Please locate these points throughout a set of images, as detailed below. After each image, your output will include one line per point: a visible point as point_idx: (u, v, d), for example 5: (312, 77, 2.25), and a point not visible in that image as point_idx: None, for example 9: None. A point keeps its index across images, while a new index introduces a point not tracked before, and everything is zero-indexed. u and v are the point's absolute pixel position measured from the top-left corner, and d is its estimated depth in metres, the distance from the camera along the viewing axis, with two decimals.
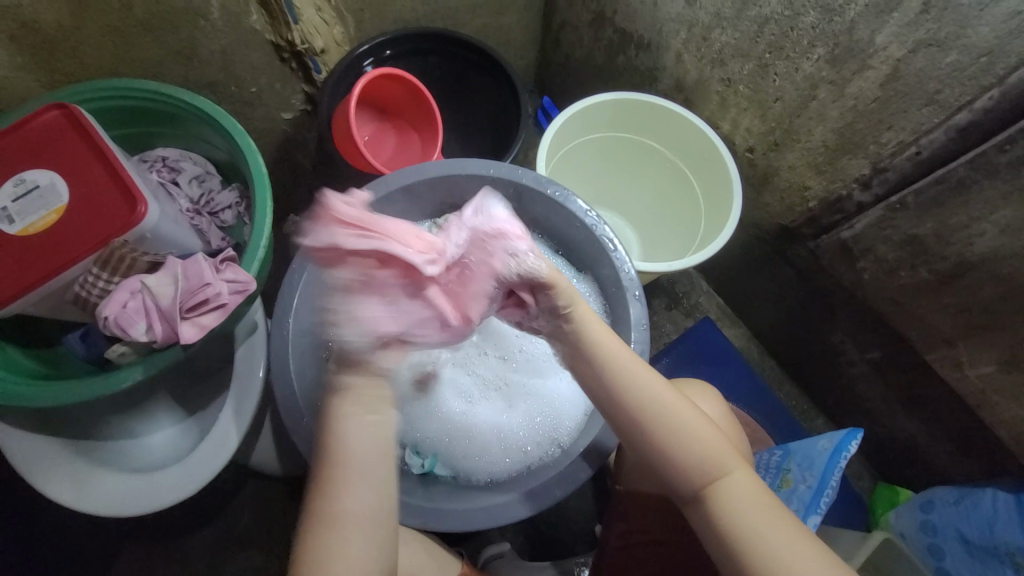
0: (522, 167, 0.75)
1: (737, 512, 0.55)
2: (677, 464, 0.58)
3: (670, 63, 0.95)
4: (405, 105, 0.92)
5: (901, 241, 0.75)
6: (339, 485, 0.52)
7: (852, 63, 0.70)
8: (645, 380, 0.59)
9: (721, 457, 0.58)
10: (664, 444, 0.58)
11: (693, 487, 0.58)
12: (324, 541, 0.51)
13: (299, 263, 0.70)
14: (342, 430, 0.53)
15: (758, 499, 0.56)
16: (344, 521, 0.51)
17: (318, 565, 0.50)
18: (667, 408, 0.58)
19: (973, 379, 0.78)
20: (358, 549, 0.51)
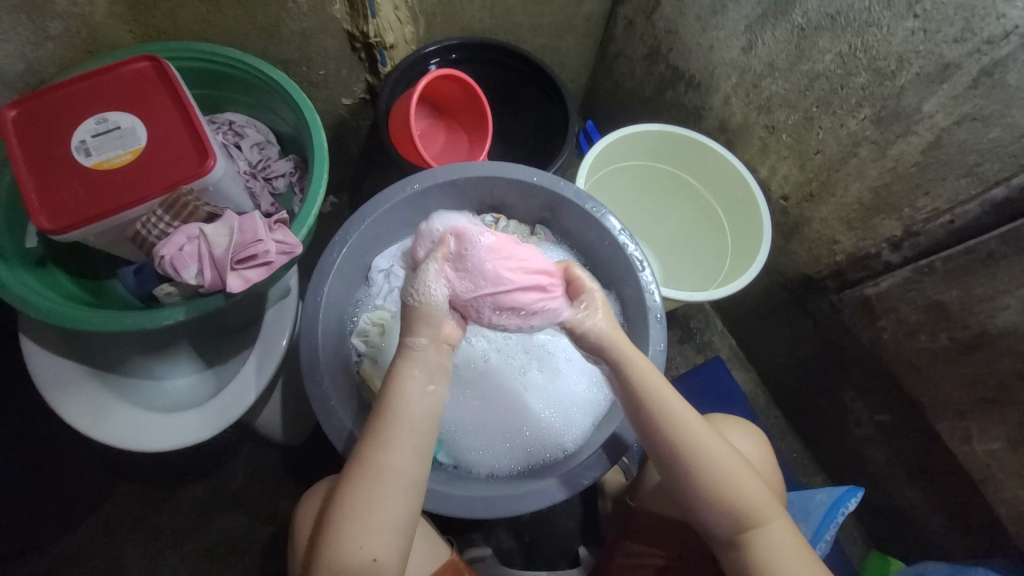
0: (564, 179, 0.78)
1: (768, 559, 0.57)
2: (717, 509, 0.58)
3: (718, 105, 0.98)
4: (460, 107, 0.96)
5: (924, 304, 0.76)
6: (388, 443, 0.54)
7: (896, 127, 0.73)
8: (697, 428, 0.59)
9: (764, 506, 0.58)
10: (705, 491, 0.58)
11: (731, 530, 0.58)
12: (357, 479, 0.53)
13: (342, 236, 0.73)
14: (405, 395, 0.55)
15: (792, 551, 0.57)
16: (389, 478, 0.53)
17: (350, 519, 0.52)
18: (718, 456, 0.59)
19: (980, 455, 0.78)
20: (391, 505, 0.53)
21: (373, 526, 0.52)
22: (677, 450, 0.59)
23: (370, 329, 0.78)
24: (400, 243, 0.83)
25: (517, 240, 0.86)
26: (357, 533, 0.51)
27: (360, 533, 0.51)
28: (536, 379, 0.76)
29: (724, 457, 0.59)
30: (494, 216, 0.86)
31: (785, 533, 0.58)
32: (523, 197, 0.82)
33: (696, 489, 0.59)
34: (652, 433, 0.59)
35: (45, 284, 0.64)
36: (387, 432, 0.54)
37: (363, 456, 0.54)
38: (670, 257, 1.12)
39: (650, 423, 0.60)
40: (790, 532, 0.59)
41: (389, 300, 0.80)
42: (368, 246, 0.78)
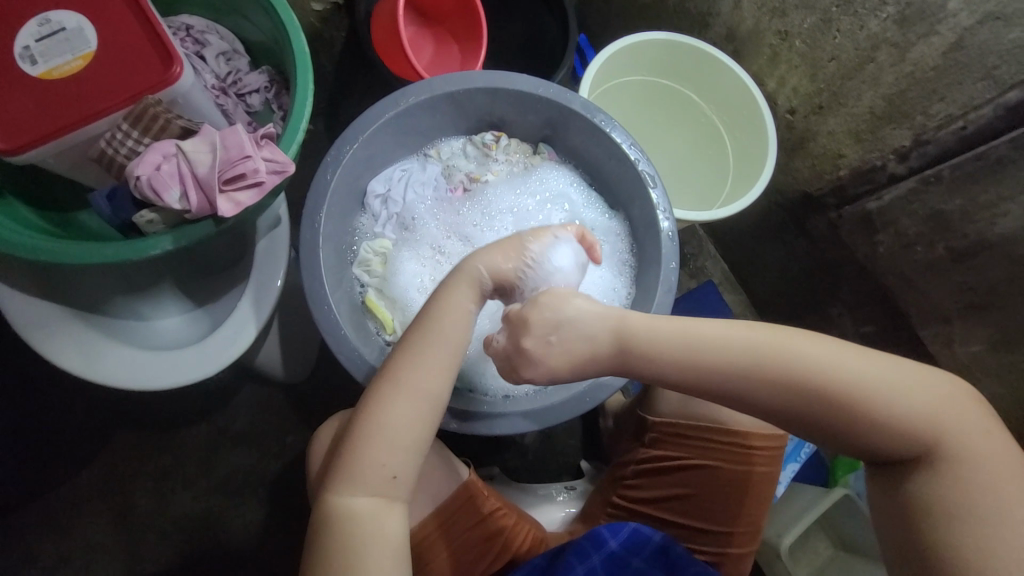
0: (573, 91, 0.73)
1: (984, 480, 0.49)
2: (893, 434, 0.51)
3: (726, 10, 0.92)
4: (449, 11, 0.86)
5: (925, 216, 0.77)
6: (418, 359, 0.52)
7: (919, 27, 0.69)
8: (849, 354, 0.52)
9: (955, 418, 0.51)
10: (873, 421, 0.51)
11: (920, 451, 0.51)
12: (382, 392, 0.51)
13: (334, 156, 0.66)
14: (444, 311, 0.53)
15: (1004, 464, 0.50)
16: (415, 395, 0.51)
17: (370, 430, 0.50)
18: (882, 377, 0.52)
19: (960, 357, 0.83)
20: (412, 422, 0.51)
21: (392, 443, 0.50)
22: (803, 402, 0.52)
23: (372, 258, 0.73)
24: (395, 166, 0.77)
25: (519, 160, 0.81)
26: (375, 447, 0.50)
27: (380, 443, 0.50)
28: None
29: (886, 375, 0.52)
30: (494, 133, 0.80)
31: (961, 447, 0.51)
32: (527, 112, 0.77)
33: (863, 423, 0.51)
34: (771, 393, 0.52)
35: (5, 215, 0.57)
36: (419, 349, 0.52)
37: (392, 370, 0.52)
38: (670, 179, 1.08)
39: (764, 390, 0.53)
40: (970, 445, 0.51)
41: (389, 228, 0.75)
42: (363, 166, 0.72)
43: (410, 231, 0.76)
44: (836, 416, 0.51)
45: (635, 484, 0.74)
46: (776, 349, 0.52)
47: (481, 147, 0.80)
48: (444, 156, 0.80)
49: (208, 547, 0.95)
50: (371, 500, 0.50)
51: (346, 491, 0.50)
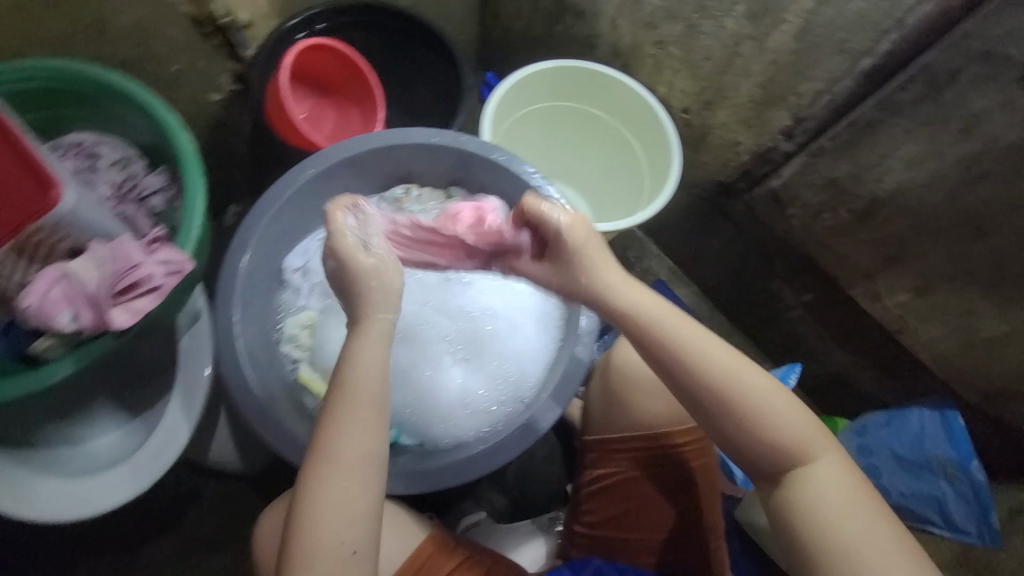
0: (465, 133, 0.76)
1: (817, 492, 0.55)
2: (751, 437, 0.56)
3: (606, 30, 0.98)
4: (341, 80, 0.88)
5: (822, 184, 0.80)
6: (343, 427, 0.51)
7: (768, 18, 0.73)
8: (715, 355, 0.57)
9: (800, 433, 0.56)
10: (738, 421, 0.56)
11: (772, 462, 0.57)
12: (314, 475, 0.50)
13: (240, 241, 0.67)
14: (357, 368, 0.52)
15: (838, 480, 0.56)
16: (352, 463, 0.50)
17: (314, 509, 0.49)
18: (768, 401, 0.56)
19: (891, 308, 0.85)
20: (357, 491, 0.50)
21: (338, 524, 0.49)
22: (723, 389, 0.56)
23: (300, 332, 0.73)
24: (311, 237, 0.77)
25: (434, 206, 0.82)
26: (324, 532, 0.49)
27: (326, 521, 0.49)
28: (489, 334, 0.74)
29: (750, 381, 0.56)
30: (403, 186, 0.82)
31: (834, 470, 0.56)
32: (430, 162, 0.79)
33: (739, 424, 0.56)
34: (706, 373, 0.56)
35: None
36: (335, 418, 0.51)
37: (317, 448, 0.51)
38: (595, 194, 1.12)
39: (702, 375, 0.56)
40: (843, 471, 0.56)
41: (313, 298, 0.75)
42: (273, 244, 0.72)
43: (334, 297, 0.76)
44: (723, 416, 0.56)
45: (593, 510, 0.71)
46: (696, 347, 0.57)
47: (393, 202, 0.81)
48: None
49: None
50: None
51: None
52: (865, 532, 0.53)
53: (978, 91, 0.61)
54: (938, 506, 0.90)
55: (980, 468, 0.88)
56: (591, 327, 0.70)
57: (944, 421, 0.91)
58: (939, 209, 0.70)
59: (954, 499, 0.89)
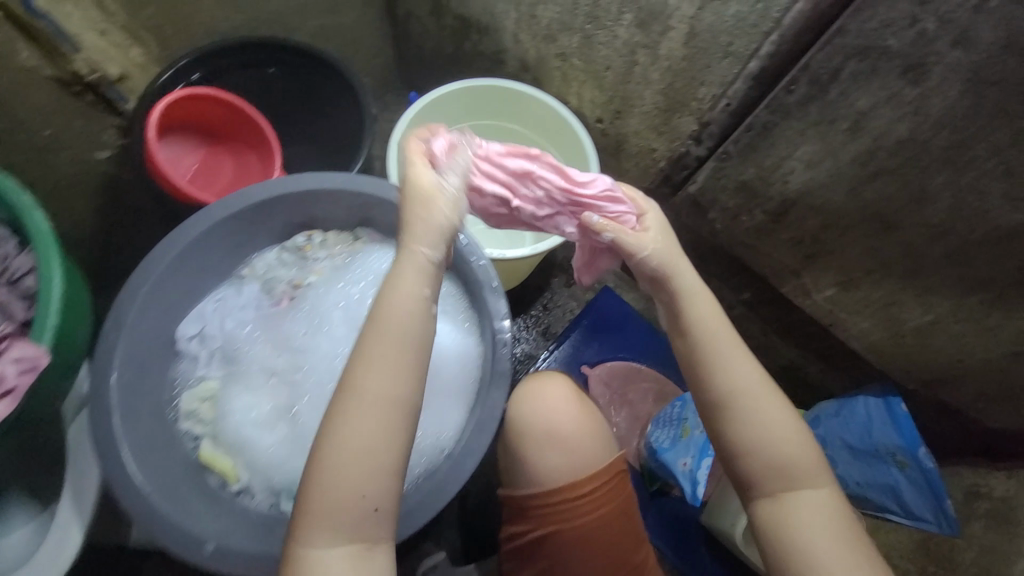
0: (359, 175, 0.72)
1: (808, 519, 0.54)
2: (752, 454, 0.56)
3: (511, 44, 0.95)
4: (230, 125, 0.83)
5: (735, 188, 0.78)
6: (370, 362, 0.48)
7: (656, 26, 0.71)
8: (739, 365, 0.58)
9: (804, 460, 0.56)
10: (745, 428, 0.56)
11: (767, 482, 0.56)
12: (339, 412, 0.48)
13: (116, 320, 0.62)
14: (390, 301, 0.50)
15: (831, 513, 0.55)
16: (386, 402, 0.48)
17: (333, 448, 0.47)
18: (777, 423, 0.56)
19: (821, 302, 0.84)
20: (386, 435, 0.48)
21: (347, 473, 0.47)
22: (741, 386, 0.57)
23: (200, 406, 0.68)
24: (207, 299, 0.73)
25: (341, 252, 0.78)
26: (337, 477, 0.47)
27: (346, 464, 0.47)
28: None
29: (769, 402, 0.57)
30: (305, 234, 0.77)
31: (824, 503, 0.55)
32: (329, 206, 0.75)
33: (743, 429, 0.56)
34: (725, 363, 0.57)
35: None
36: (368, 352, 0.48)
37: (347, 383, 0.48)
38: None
39: (726, 366, 0.57)
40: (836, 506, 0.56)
41: (213, 367, 0.70)
42: (160, 316, 0.67)
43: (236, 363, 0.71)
44: (731, 413, 0.57)
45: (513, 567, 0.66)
46: (716, 342, 0.58)
47: (295, 252, 0.77)
48: (260, 272, 0.76)
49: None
50: (340, 533, 0.47)
51: (303, 533, 0.47)
52: (852, 564, 0.52)
53: (859, 88, 0.59)
54: (893, 493, 0.86)
55: (929, 453, 0.84)
56: (505, 367, 0.68)
57: (888, 407, 0.89)
58: (846, 206, 0.69)
59: (907, 485, 0.85)
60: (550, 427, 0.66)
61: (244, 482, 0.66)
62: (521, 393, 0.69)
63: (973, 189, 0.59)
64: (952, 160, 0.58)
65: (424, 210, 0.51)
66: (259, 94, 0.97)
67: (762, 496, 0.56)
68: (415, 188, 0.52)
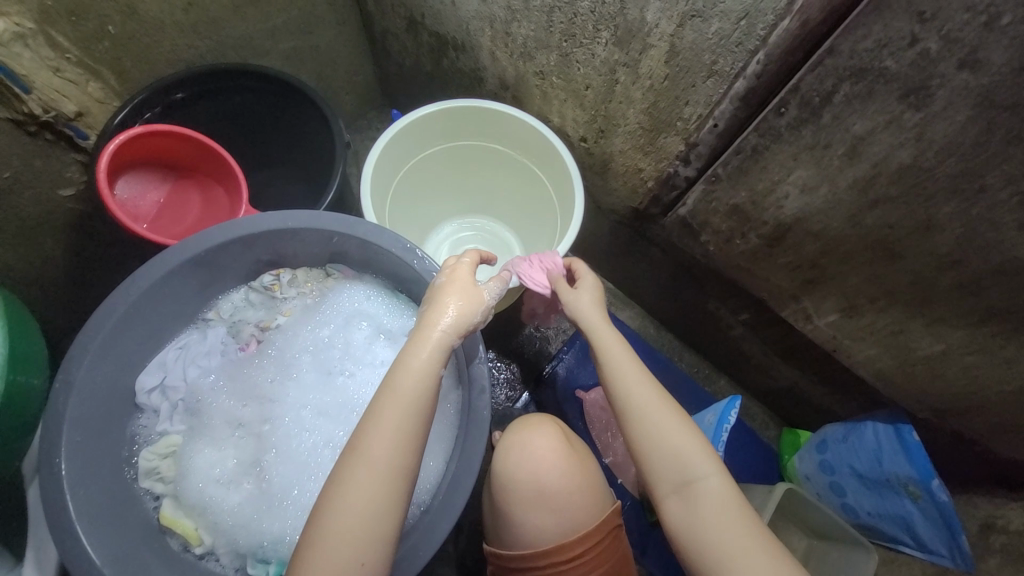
0: (325, 211, 0.67)
1: (708, 513, 0.55)
2: (650, 458, 0.59)
3: (489, 62, 0.91)
4: (197, 159, 0.80)
5: (726, 212, 0.74)
6: (378, 427, 0.49)
7: (635, 44, 0.66)
8: (632, 376, 0.62)
9: (694, 452, 0.58)
10: (637, 430, 0.60)
11: (667, 483, 0.58)
12: (345, 474, 0.48)
13: (64, 380, 0.57)
14: (401, 366, 0.52)
15: (729, 507, 0.55)
16: (385, 470, 0.48)
17: (332, 507, 0.47)
18: (664, 418, 0.59)
19: (824, 328, 0.80)
20: (381, 501, 0.48)
21: (351, 539, 0.47)
22: (630, 393, 0.61)
23: (160, 464, 0.64)
24: (169, 346, 0.69)
25: (312, 290, 0.74)
26: (341, 543, 0.46)
27: (340, 525, 0.47)
28: None
29: (658, 404, 0.60)
30: (272, 273, 0.73)
31: (725, 495, 0.56)
32: (295, 243, 0.70)
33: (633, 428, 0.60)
34: (618, 373, 0.62)
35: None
36: (384, 418, 0.49)
37: (358, 443, 0.49)
38: (525, 227, 1.06)
39: (614, 375, 0.62)
40: (734, 496, 0.56)
41: (176, 421, 0.67)
42: (115, 371, 0.63)
43: (199, 415, 0.68)
44: (625, 415, 0.61)
45: None
46: (606, 353, 0.64)
47: (263, 292, 0.73)
48: (226, 315, 0.73)
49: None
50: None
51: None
52: (752, 558, 0.52)
53: (854, 112, 0.54)
54: (906, 526, 0.82)
55: (944, 486, 0.78)
56: (483, 417, 0.62)
57: (899, 436, 0.82)
58: (845, 232, 0.65)
59: (921, 519, 0.80)
60: (539, 483, 0.61)
61: (208, 544, 0.63)
62: (508, 441, 0.65)
63: (983, 220, 0.54)
64: (960, 189, 0.53)
65: (466, 299, 0.56)
66: (230, 119, 0.93)
67: (664, 493, 0.58)
68: (464, 276, 0.57)
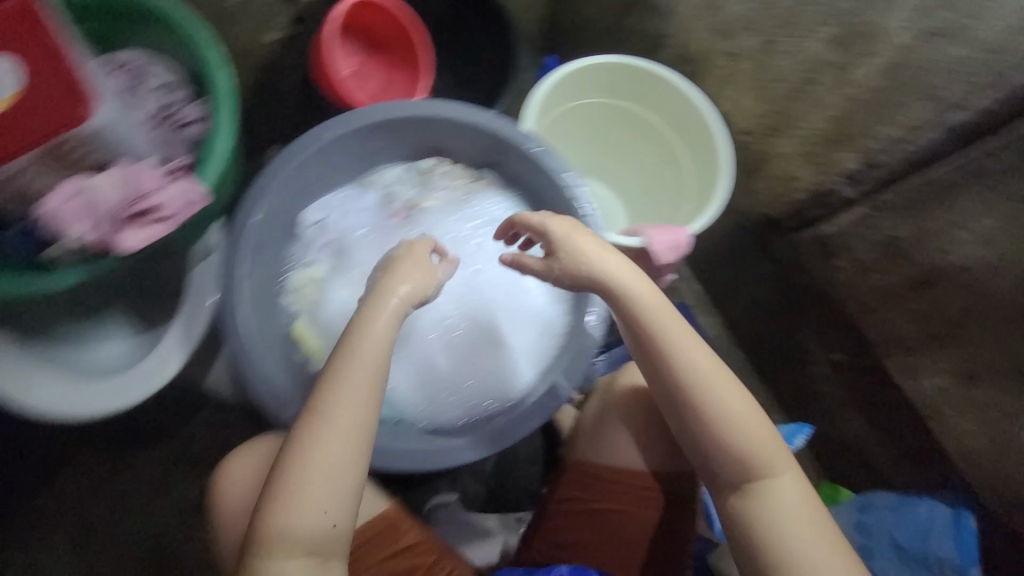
0: (504, 118, 0.74)
1: (776, 506, 0.56)
2: (721, 451, 0.58)
3: (676, 31, 0.88)
4: (394, 40, 0.87)
5: (879, 242, 0.75)
6: (337, 394, 0.52)
7: (857, 47, 0.70)
8: (699, 358, 0.60)
9: (764, 441, 0.58)
10: (704, 415, 0.59)
11: (732, 474, 0.58)
12: (311, 435, 0.51)
13: (264, 184, 0.68)
14: (362, 336, 0.54)
15: (797, 499, 0.57)
16: (343, 430, 0.51)
17: (300, 466, 0.50)
18: (737, 407, 0.59)
19: (927, 390, 0.79)
20: (342, 459, 0.51)
21: (323, 504, 0.50)
22: (695, 378, 0.59)
23: (303, 286, 0.74)
24: (334, 192, 0.78)
25: (461, 186, 0.81)
26: (309, 503, 0.49)
27: (308, 485, 0.49)
28: (492, 325, 0.75)
29: (724, 394, 0.59)
30: (434, 160, 0.81)
31: (791, 486, 0.58)
32: (464, 139, 0.77)
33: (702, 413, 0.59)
34: (678, 354, 0.59)
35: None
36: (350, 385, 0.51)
37: (317, 409, 0.52)
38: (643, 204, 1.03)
39: (682, 357, 0.60)
40: (799, 485, 0.58)
41: (324, 256, 0.76)
42: (296, 195, 0.73)
43: (343, 257, 0.77)
44: (692, 400, 0.59)
45: (554, 525, 0.72)
46: (672, 333, 0.60)
47: (419, 174, 0.81)
48: (384, 183, 0.80)
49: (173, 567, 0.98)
50: (309, 554, 0.50)
51: (283, 548, 0.49)
52: (816, 551, 0.54)
53: None
54: None
55: None
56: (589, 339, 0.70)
57: (958, 521, 0.83)
58: None
59: None
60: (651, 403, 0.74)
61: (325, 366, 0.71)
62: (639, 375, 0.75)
63: None
64: None
65: (419, 276, 0.58)
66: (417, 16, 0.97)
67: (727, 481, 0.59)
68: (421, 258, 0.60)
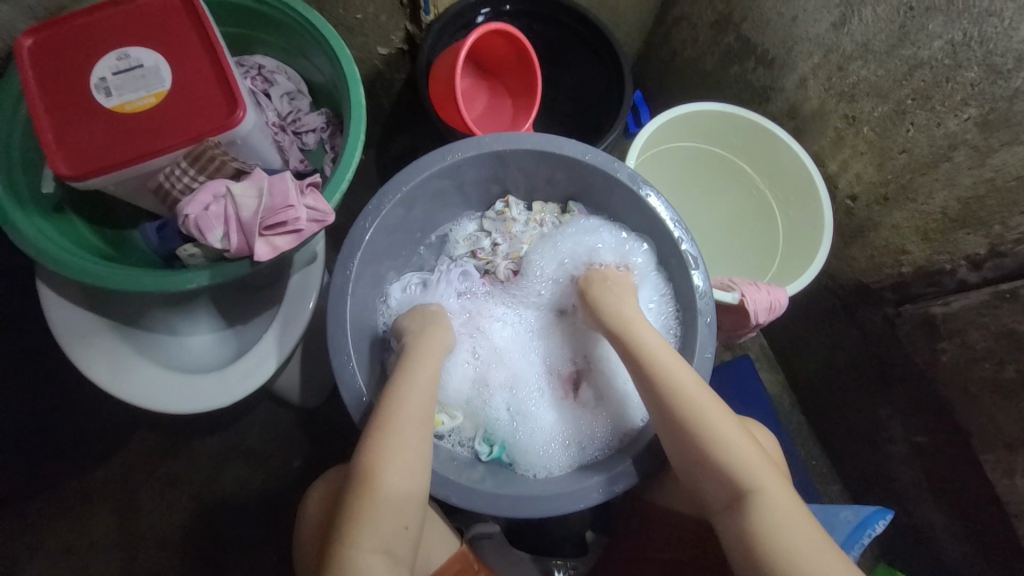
0: (620, 160, 0.70)
1: (765, 516, 0.55)
2: (706, 472, 0.60)
3: (791, 87, 0.87)
4: (506, 67, 0.88)
5: (996, 332, 0.71)
6: (406, 385, 0.62)
7: (1003, 133, 0.65)
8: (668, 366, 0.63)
9: (747, 454, 0.59)
10: (685, 434, 0.61)
11: (717, 491, 0.59)
12: (389, 418, 0.59)
13: (375, 206, 0.67)
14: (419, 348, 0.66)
15: (787, 506, 0.56)
16: (414, 414, 0.60)
17: (377, 448, 0.57)
18: (714, 420, 0.60)
19: (1023, 491, 0.74)
20: (415, 439, 0.58)
21: (400, 504, 0.56)
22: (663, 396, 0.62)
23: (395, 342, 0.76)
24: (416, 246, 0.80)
25: (548, 220, 0.81)
26: (382, 511, 0.55)
27: (386, 462, 0.56)
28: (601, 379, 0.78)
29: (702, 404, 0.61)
30: (503, 201, 0.81)
31: (784, 496, 0.57)
32: (569, 175, 0.75)
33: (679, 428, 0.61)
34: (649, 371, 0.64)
35: (22, 230, 0.57)
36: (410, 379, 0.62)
37: (381, 427, 0.58)
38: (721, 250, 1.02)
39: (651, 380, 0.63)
40: (788, 493, 0.57)
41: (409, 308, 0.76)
42: (399, 221, 0.73)
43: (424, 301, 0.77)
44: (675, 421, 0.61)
45: None
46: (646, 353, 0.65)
47: (496, 218, 0.81)
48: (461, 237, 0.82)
49: (212, 559, 0.98)
50: (385, 553, 0.54)
51: (365, 545, 0.54)
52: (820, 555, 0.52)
53: None
54: None
55: None
56: None
57: None
58: None
59: None
60: None
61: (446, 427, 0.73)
62: None
63: None
64: None
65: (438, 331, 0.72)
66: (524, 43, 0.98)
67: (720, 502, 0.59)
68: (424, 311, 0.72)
